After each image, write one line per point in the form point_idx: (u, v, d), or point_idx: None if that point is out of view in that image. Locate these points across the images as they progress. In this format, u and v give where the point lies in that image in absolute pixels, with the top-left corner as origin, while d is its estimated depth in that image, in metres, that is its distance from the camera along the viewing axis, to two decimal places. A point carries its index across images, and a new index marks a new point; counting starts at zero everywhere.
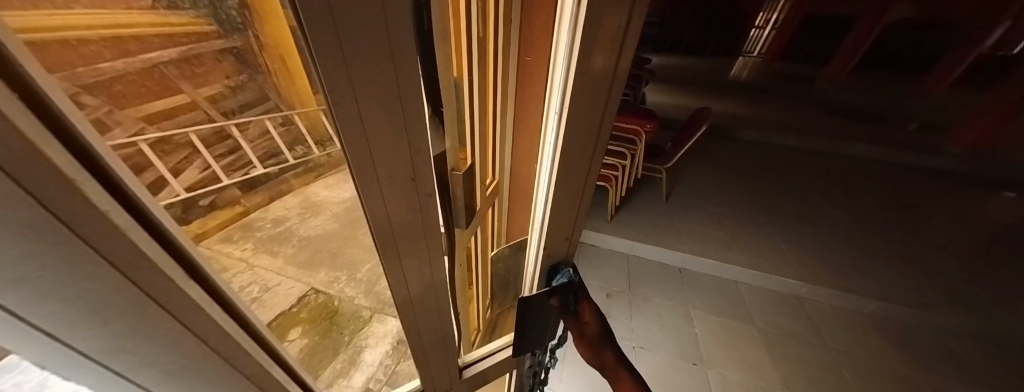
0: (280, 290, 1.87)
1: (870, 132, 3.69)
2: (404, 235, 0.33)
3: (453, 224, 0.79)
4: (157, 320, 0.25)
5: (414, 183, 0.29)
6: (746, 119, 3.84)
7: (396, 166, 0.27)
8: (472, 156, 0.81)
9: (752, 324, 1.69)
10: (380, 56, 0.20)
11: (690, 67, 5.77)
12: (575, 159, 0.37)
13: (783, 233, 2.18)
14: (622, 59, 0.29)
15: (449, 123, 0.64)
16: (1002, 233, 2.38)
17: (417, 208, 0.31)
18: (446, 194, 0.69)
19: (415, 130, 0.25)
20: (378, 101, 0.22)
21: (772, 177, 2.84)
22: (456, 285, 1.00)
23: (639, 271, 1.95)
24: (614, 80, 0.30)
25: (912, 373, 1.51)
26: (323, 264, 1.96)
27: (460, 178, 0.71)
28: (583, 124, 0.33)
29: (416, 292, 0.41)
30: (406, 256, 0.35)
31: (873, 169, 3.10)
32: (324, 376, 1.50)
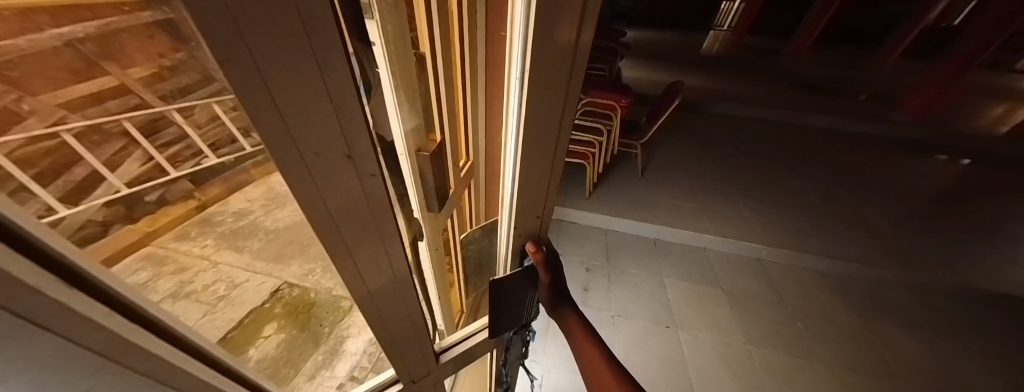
0: (248, 286, 1.78)
1: (826, 102, 3.90)
2: (350, 223, 0.29)
3: (424, 205, 0.77)
4: (46, 346, 0.21)
5: (351, 162, 0.25)
6: (716, 93, 3.93)
7: (326, 145, 0.23)
8: (441, 134, 0.77)
9: (719, 287, 1.81)
10: (284, 22, 0.16)
11: (664, 40, 5.79)
12: (540, 138, 0.34)
13: (749, 203, 2.29)
14: (585, 29, 0.26)
15: (409, 101, 0.60)
16: (935, 192, 2.64)
17: (361, 193, 0.28)
18: (410, 173, 0.67)
19: (347, 106, 0.22)
20: (291, 74, 0.18)
21: (739, 149, 2.96)
22: (432, 269, 0.99)
23: (616, 244, 2.01)
24: (577, 52, 0.28)
25: (854, 321, 1.68)
26: (293, 256, 1.86)
27: (427, 159, 0.69)
28: (547, 102, 0.30)
29: (376, 283, 0.38)
30: (355, 245, 0.32)
31: (827, 139, 3.31)
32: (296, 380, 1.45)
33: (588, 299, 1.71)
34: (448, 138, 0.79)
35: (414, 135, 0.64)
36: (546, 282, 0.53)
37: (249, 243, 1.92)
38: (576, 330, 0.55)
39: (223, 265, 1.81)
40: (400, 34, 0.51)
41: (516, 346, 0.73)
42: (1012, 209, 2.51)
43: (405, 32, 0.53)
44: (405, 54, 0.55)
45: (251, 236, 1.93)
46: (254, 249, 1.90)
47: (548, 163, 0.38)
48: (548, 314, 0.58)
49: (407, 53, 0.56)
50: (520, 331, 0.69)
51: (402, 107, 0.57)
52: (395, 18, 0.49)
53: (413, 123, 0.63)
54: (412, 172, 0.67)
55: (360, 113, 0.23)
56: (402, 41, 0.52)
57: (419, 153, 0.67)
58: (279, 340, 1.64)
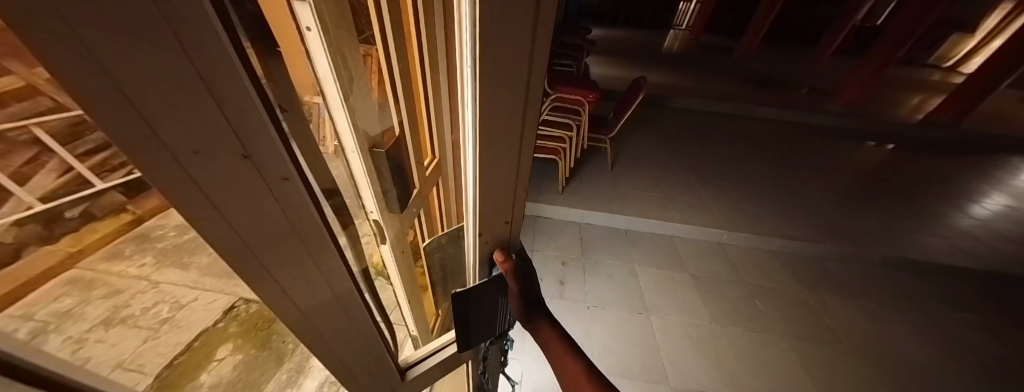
0: (196, 306, 1.58)
1: (774, 96, 4.21)
2: (259, 234, 0.27)
3: (383, 206, 0.74)
4: None
5: (251, 164, 0.22)
6: (677, 88, 4.12)
7: (211, 145, 0.20)
8: (400, 130, 0.73)
9: (686, 272, 1.89)
10: (138, 14, 0.13)
11: (628, 38, 5.99)
12: (498, 147, 0.32)
13: (711, 191, 2.42)
14: (543, 43, 0.24)
15: (359, 96, 0.57)
16: (867, 174, 2.93)
17: (269, 199, 0.25)
18: (364, 170, 0.65)
19: (235, 102, 0.19)
20: (152, 66, 0.15)
21: (699, 141, 3.12)
22: (400, 274, 0.95)
23: (589, 236, 2.05)
24: (534, 68, 0.26)
25: (805, 295, 1.82)
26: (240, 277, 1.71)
27: (383, 156, 0.66)
28: (496, 106, 0.28)
29: (305, 299, 0.36)
30: (269, 253, 0.29)
31: (776, 129, 3.57)
32: None
33: (564, 292, 1.72)
34: (409, 138, 0.76)
35: (363, 133, 0.61)
36: (514, 290, 0.51)
37: (196, 259, 1.73)
38: (552, 342, 0.52)
39: (164, 285, 1.59)
40: (339, 24, 0.47)
41: (493, 356, 0.72)
42: (928, 187, 2.84)
43: (349, 23, 0.50)
44: (351, 47, 0.51)
45: (200, 251, 1.76)
46: (201, 266, 1.70)
47: (506, 171, 0.36)
48: (524, 326, 0.55)
49: (354, 46, 0.53)
50: (495, 343, 0.66)
51: (351, 102, 0.55)
52: (335, 6, 0.46)
53: (364, 119, 0.60)
54: (365, 169, 0.65)
55: (259, 111, 0.20)
56: (345, 34, 0.49)
57: (373, 150, 0.64)
58: (236, 361, 1.47)
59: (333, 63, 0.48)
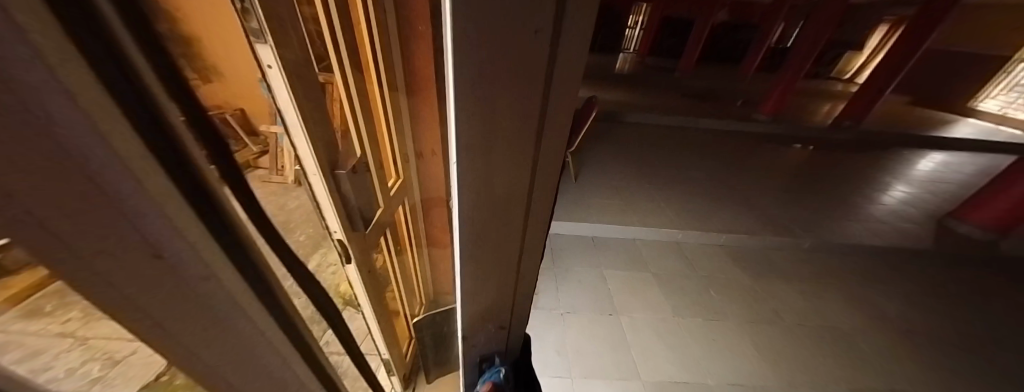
0: None
1: (711, 108, 4.72)
2: (189, 326, 0.26)
3: (347, 225, 0.77)
4: None
5: (167, 266, 0.22)
6: (627, 105, 4.49)
7: (122, 249, 0.19)
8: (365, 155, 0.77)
9: (648, 271, 2.02)
10: (13, 137, 0.13)
11: None
12: (501, 226, 0.36)
13: (665, 197, 2.60)
14: (542, 148, 0.29)
15: (321, 125, 0.63)
16: (794, 172, 3.33)
17: (198, 296, 0.25)
18: (327, 193, 0.69)
19: (147, 213, 0.19)
20: (47, 191, 0.15)
21: (651, 151, 3.40)
22: (369, 294, 0.95)
23: (559, 245, 2.14)
24: (535, 168, 0.31)
25: (750, 281, 2.01)
26: None
27: (343, 177, 0.70)
28: (485, 181, 0.30)
29: (241, 380, 0.33)
30: (194, 344, 0.27)
31: (716, 137, 3.98)
32: None
33: (538, 302, 1.75)
34: (372, 163, 0.79)
35: (323, 155, 0.65)
36: None
37: None
38: None
39: None
40: (300, 53, 0.53)
41: None
42: (844, 181, 3.27)
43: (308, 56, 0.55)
44: (310, 83, 0.58)
45: None
46: None
47: (490, 238, 0.37)
48: None
49: (315, 82, 0.59)
50: None
51: (311, 130, 0.60)
52: (293, 43, 0.51)
53: (325, 146, 0.65)
54: (328, 192, 0.69)
55: (179, 218, 0.21)
56: (305, 73, 0.55)
57: (335, 173, 0.68)
58: None
59: (291, 90, 0.52)
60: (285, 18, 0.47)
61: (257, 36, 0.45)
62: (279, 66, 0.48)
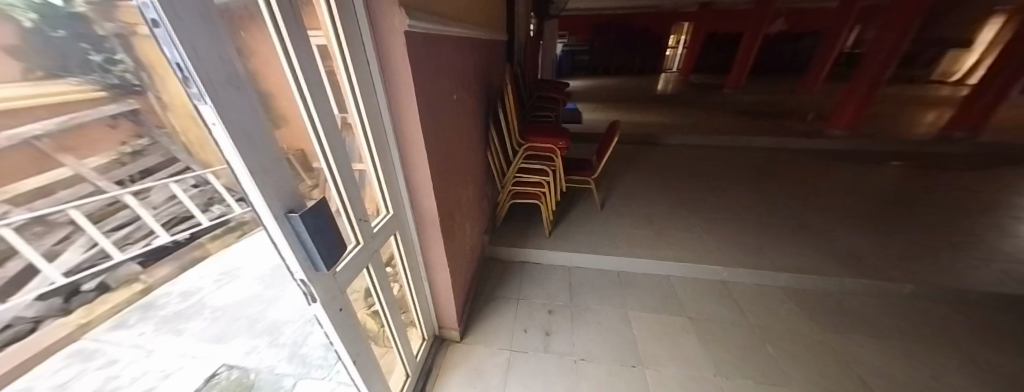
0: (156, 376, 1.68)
1: (769, 125, 4.22)
2: None
3: (309, 267, 0.78)
4: None
5: None
6: (668, 126, 4.22)
7: None
8: (333, 188, 0.88)
9: (684, 315, 1.74)
10: None
11: (619, 85, 6.42)
12: None
13: (708, 230, 2.26)
14: None
15: (273, 167, 0.68)
16: (884, 196, 2.73)
17: None
18: (285, 236, 0.71)
19: None
20: None
21: (694, 175, 3.08)
22: (343, 337, 0.93)
23: (579, 280, 1.96)
24: None
25: (823, 335, 1.60)
26: (194, 349, 1.84)
27: (297, 220, 0.73)
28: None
29: None
30: None
31: (775, 157, 3.50)
32: None
33: (550, 344, 1.59)
34: (338, 196, 0.90)
35: (283, 197, 0.71)
36: None
37: (192, 324, 2.01)
38: None
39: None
40: (252, 113, 0.63)
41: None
42: (963, 207, 2.57)
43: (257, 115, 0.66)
44: (257, 133, 0.65)
45: (195, 318, 2.04)
46: (197, 328, 1.98)
47: None
48: None
49: (265, 133, 0.67)
50: None
51: (262, 176, 0.65)
52: (238, 106, 0.60)
53: (278, 189, 0.69)
54: (285, 235, 0.71)
55: None
56: (251, 124, 0.63)
57: (286, 215, 0.71)
58: None
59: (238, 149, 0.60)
60: (222, 81, 0.56)
61: (195, 94, 0.53)
62: (220, 119, 0.56)
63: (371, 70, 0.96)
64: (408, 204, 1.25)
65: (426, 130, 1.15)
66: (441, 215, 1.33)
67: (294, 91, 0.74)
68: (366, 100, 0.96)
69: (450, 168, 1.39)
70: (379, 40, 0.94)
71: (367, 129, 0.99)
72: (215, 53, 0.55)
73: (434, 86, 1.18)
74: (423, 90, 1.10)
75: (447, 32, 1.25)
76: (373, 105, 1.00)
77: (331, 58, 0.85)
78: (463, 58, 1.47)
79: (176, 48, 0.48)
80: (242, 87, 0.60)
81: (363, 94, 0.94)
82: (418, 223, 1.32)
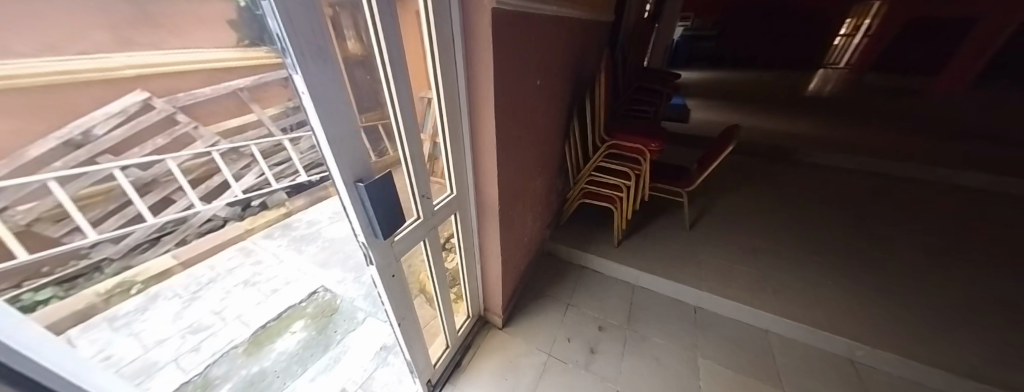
0: (278, 282, 2.19)
1: (997, 157, 2.86)
2: None
3: (370, 234, 0.82)
4: None
5: None
6: (812, 140, 3.28)
7: None
8: (403, 163, 0.91)
9: (777, 386, 1.35)
10: None
11: (752, 83, 5.29)
12: None
13: (846, 288, 1.66)
14: None
15: (350, 138, 0.70)
16: None
17: None
18: (352, 203, 0.75)
19: None
20: None
21: (838, 209, 2.32)
22: (392, 300, 1.01)
23: (643, 304, 1.72)
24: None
25: None
26: (306, 267, 2.32)
27: (363, 190, 0.74)
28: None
29: None
30: None
31: (998, 206, 2.36)
32: (271, 365, 1.64)
33: (592, 363, 1.45)
34: (407, 171, 0.93)
35: (355, 167, 0.73)
36: None
37: (309, 248, 2.53)
38: None
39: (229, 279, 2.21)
40: (338, 86, 0.65)
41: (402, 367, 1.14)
42: None
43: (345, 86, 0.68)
44: (339, 104, 0.66)
45: (312, 243, 2.59)
46: (312, 252, 2.50)
47: None
48: None
49: (348, 104, 0.68)
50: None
51: (338, 146, 0.68)
52: (328, 79, 0.62)
53: (351, 159, 0.71)
54: (352, 202, 0.75)
55: None
56: (335, 96, 0.64)
57: (355, 184, 0.73)
58: (301, 337, 1.79)
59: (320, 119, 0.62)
60: (314, 51, 0.57)
61: (289, 63, 0.55)
62: (307, 88, 0.58)
63: (455, 51, 0.91)
64: (472, 187, 1.23)
65: (502, 115, 1.08)
66: (502, 204, 1.28)
67: (378, 65, 0.74)
68: (448, 80, 0.93)
69: (521, 157, 1.31)
70: (467, 18, 0.87)
71: (443, 110, 0.96)
72: (311, 24, 0.55)
73: (517, 70, 1.08)
74: (505, 74, 1.01)
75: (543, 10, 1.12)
76: (452, 87, 0.96)
77: (418, 34, 0.84)
78: (556, 40, 1.32)
79: (275, 20, 0.50)
80: (332, 56, 0.62)
81: (444, 75, 0.90)
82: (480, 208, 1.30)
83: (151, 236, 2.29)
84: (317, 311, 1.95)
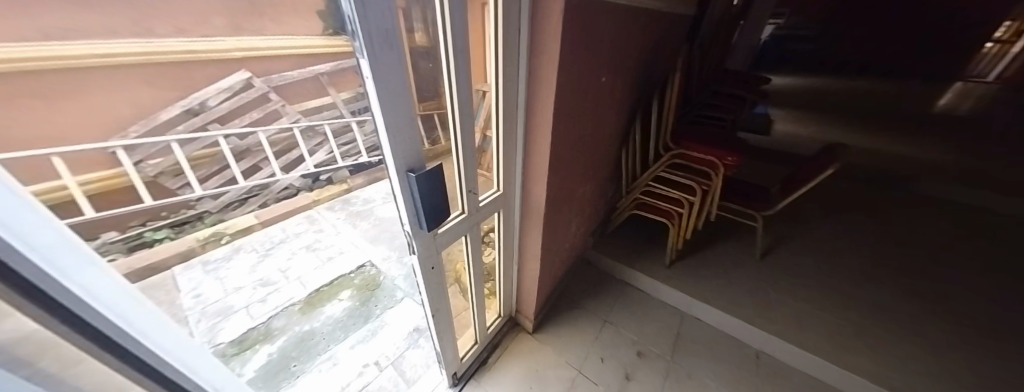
0: (333, 251, 2.39)
1: None
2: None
3: (415, 224, 0.81)
4: None
5: None
6: (942, 168, 2.63)
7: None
8: (455, 156, 0.88)
9: None
10: None
11: (860, 93, 4.45)
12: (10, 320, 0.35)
13: (980, 361, 1.28)
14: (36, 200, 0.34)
15: (407, 127, 0.68)
16: None
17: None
18: (402, 192, 0.74)
19: None
20: None
21: (976, 257, 1.82)
22: (429, 291, 1.01)
23: (691, 335, 1.54)
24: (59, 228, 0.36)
25: None
26: (357, 241, 2.50)
27: (414, 180, 0.72)
28: (59, 258, 0.36)
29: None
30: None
31: None
32: (319, 328, 1.79)
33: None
34: (458, 164, 0.90)
35: (409, 157, 0.71)
36: None
37: (363, 223, 2.72)
38: None
39: (294, 242, 2.45)
40: (402, 72, 0.62)
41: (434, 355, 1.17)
42: None
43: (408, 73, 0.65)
44: (401, 91, 0.64)
45: (365, 219, 2.78)
46: (364, 227, 2.69)
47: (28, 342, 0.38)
48: None
49: (409, 92, 0.66)
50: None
51: (396, 134, 0.66)
52: (394, 64, 0.59)
53: (406, 148, 0.69)
54: (403, 191, 0.74)
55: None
56: (398, 83, 0.62)
57: (406, 174, 0.72)
58: (346, 306, 1.92)
59: (382, 106, 0.61)
60: (382, 35, 0.55)
61: (358, 47, 0.54)
62: (372, 74, 0.56)
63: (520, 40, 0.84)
64: (519, 186, 1.16)
65: (561, 113, 0.99)
66: (548, 207, 1.21)
67: (442, 55, 0.72)
68: (509, 73, 0.87)
69: (573, 160, 1.22)
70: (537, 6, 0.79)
71: (500, 106, 0.90)
72: (382, 6, 0.52)
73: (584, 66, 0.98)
74: (570, 70, 0.92)
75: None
76: (512, 82, 0.89)
77: (483, 21, 0.78)
78: (631, 34, 1.18)
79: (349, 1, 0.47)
80: (399, 41, 0.59)
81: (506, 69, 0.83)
82: (525, 208, 1.23)
83: (240, 196, 2.67)
84: (361, 284, 2.08)
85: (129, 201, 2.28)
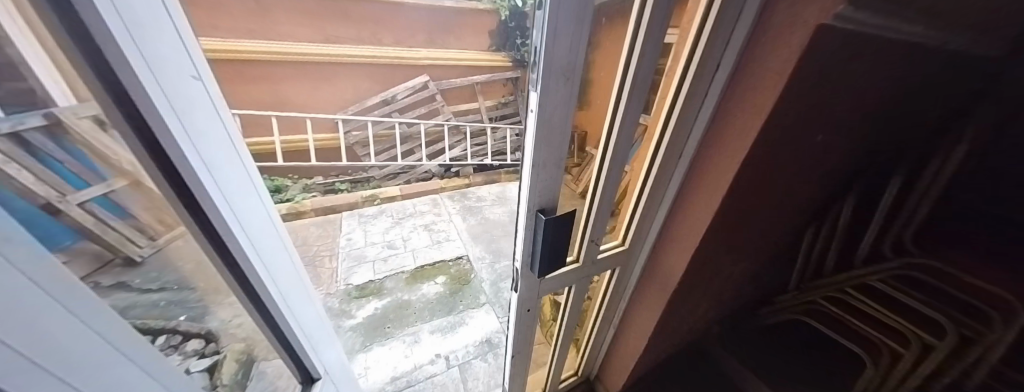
0: (443, 236, 2.65)
1: None
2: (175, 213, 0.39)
3: (527, 262, 0.75)
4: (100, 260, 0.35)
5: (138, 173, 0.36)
6: None
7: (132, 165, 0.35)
8: (590, 198, 0.77)
9: None
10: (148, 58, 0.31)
11: None
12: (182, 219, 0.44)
13: None
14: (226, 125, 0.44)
15: (554, 166, 0.61)
16: None
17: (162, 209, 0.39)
18: (526, 229, 0.68)
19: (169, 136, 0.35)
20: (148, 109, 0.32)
21: None
22: (515, 331, 0.94)
23: None
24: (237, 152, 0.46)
25: None
26: (464, 233, 2.71)
27: (543, 222, 0.65)
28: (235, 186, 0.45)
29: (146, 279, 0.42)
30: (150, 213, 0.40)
31: None
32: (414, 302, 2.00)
33: None
34: (590, 210, 0.79)
35: (544, 195, 0.65)
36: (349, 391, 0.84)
37: (473, 217, 2.94)
38: None
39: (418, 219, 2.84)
40: (569, 109, 0.54)
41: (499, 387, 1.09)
42: None
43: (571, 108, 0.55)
44: (560, 128, 0.56)
45: (476, 214, 2.99)
46: (473, 221, 2.89)
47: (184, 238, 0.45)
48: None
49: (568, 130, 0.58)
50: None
51: (538, 172, 0.59)
52: (563, 100, 0.52)
53: (545, 188, 0.63)
54: (526, 228, 0.68)
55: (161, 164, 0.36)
56: (560, 120, 0.55)
57: (536, 214, 0.65)
58: (439, 290, 2.10)
59: (535, 142, 0.55)
60: (565, 69, 0.48)
61: (535, 79, 0.49)
62: (538, 109, 0.51)
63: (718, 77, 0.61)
64: (650, 247, 0.94)
65: (747, 182, 0.70)
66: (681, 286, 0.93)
67: (613, 87, 0.59)
68: (686, 114, 0.65)
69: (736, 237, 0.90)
70: (764, 32, 0.53)
71: (658, 154, 0.72)
72: (573, 37, 0.45)
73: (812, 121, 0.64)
74: (783, 133, 0.63)
75: (927, 37, 0.61)
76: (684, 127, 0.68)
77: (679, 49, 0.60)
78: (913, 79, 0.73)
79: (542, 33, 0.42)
80: (576, 76, 0.50)
81: (681, 113, 0.65)
82: (648, 272, 1.00)
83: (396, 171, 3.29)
84: (455, 275, 2.24)
85: (333, 158, 3.13)
